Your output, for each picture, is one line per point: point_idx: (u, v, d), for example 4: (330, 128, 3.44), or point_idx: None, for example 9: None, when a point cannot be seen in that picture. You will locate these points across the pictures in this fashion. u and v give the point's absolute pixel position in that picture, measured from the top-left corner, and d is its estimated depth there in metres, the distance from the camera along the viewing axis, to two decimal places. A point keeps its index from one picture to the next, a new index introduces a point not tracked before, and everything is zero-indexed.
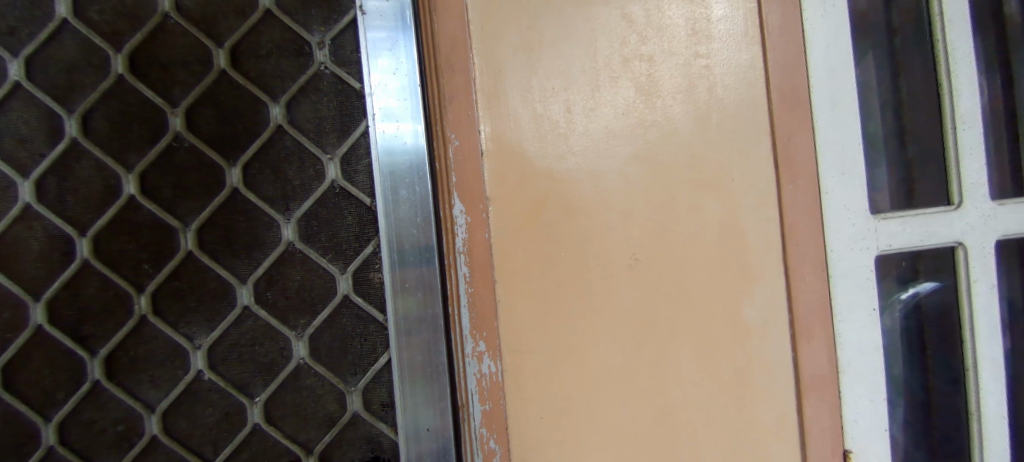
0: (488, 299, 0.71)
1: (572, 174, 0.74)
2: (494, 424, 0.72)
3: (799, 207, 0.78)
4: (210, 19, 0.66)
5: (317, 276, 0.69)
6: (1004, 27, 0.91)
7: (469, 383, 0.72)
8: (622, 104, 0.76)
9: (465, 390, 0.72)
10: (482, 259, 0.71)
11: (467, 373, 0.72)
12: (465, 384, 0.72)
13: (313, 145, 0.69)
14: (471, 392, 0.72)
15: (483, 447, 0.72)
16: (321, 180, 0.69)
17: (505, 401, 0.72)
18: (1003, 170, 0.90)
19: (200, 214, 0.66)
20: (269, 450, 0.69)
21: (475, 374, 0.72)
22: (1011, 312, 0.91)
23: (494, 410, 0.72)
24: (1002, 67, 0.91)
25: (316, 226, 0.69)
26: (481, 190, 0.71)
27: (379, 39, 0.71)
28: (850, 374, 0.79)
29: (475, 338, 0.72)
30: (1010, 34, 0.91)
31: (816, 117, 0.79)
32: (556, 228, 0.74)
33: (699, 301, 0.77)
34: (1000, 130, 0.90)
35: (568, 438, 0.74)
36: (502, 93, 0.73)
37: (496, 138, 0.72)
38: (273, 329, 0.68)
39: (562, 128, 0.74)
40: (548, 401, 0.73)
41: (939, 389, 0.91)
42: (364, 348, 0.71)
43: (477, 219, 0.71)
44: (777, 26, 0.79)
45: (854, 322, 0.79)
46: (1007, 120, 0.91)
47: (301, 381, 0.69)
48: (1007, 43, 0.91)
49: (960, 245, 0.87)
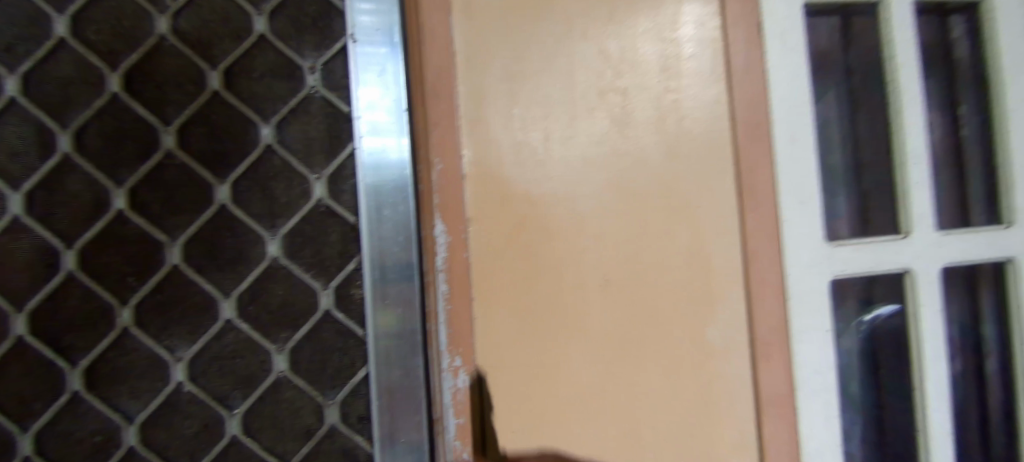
0: (466, 316, 0.75)
1: (550, 199, 0.78)
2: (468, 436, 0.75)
3: (760, 234, 0.83)
4: (206, 41, 0.69)
5: (300, 290, 0.71)
6: (951, 70, 1.00)
7: (444, 397, 0.75)
8: (597, 134, 0.80)
9: (440, 404, 0.74)
10: (461, 278, 0.75)
11: (443, 387, 0.74)
12: (440, 398, 0.74)
13: (302, 165, 0.71)
14: (445, 405, 0.75)
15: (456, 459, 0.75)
16: (308, 198, 0.71)
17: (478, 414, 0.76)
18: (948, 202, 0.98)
19: (187, 229, 0.68)
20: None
21: (450, 388, 0.75)
22: (959, 333, 0.99)
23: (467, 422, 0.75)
24: (947, 108, 1.00)
25: (301, 243, 0.71)
26: (461, 211, 0.75)
27: (369, 64, 0.73)
28: (805, 392, 0.84)
29: (450, 354, 0.75)
30: (956, 76, 1.00)
31: (777, 151, 0.85)
32: (532, 249, 0.77)
33: (666, 321, 0.81)
34: (944, 164, 0.99)
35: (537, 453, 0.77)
36: (484, 120, 0.77)
37: (477, 164, 0.76)
38: (254, 343, 0.70)
39: (540, 155, 0.78)
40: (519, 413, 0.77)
41: (891, 406, 0.96)
42: (343, 362, 0.72)
43: (457, 239, 0.75)
44: (742, 66, 0.85)
45: (810, 342, 0.84)
46: (951, 155, 0.99)
47: (280, 395, 0.70)
48: (952, 86, 1.00)
49: (908, 271, 0.94)
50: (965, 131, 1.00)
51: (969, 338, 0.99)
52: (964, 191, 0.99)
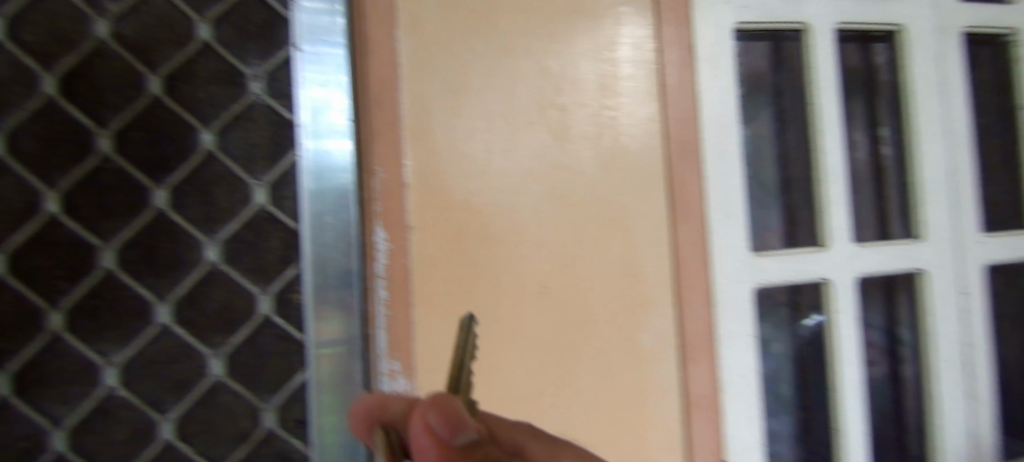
0: (405, 322, 0.77)
1: (490, 208, 0.81)
2: None
3: (689, 245, 0.89)
4: (147, 47, 0.69)
5: (238, 295, 0.72)
6: (871, 93, 1.10)
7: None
8: (537, 147, 0.84)
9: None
10: (401, 283, 0.77)
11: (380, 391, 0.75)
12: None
13: (243, 171, 0.72)
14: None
15: None
16: (248, 204, 0.72)
17: None
18: (867, 217, 1.08)
19: (122, 233, 0.67)
20: None
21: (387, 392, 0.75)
22: (877, 338, 1.09)
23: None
24: (867, 129, 1.10)
25: (241, 249, 0.72)
26: (402, 218, 0.77)
27: (313, 75, 0.75)
28: (730, 392, 0.90)
29: (389, 358, 0.76)
30: (876, 100, 1.10)
31: (706, 167, 0.91)
32: (472, 256, 0.80)
33: (599, 327, 0.85)
34: (864, 181, 1.09)
35: None
36: (428, 131, 0.79)
37: (419, 172, 0.78)
38: (190, 347, 0.70)
39: (482, 165, 0.81)
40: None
41: (814, 406, 1.04)
42: (281, 367, 0.73)
43: (398, 245, 0.77)
44: (675, 86, 0.90)
45: (734, 346, 0.90)
46: (871, 172, 1.09)
47: (216, 399, 0.71)
48: (872, 109, 1.10)
49: (826, 281, 1.01)
50: (885, 150, 1.10)
51: (885, 341, 1.09)
52: (882, 205, 1.09)
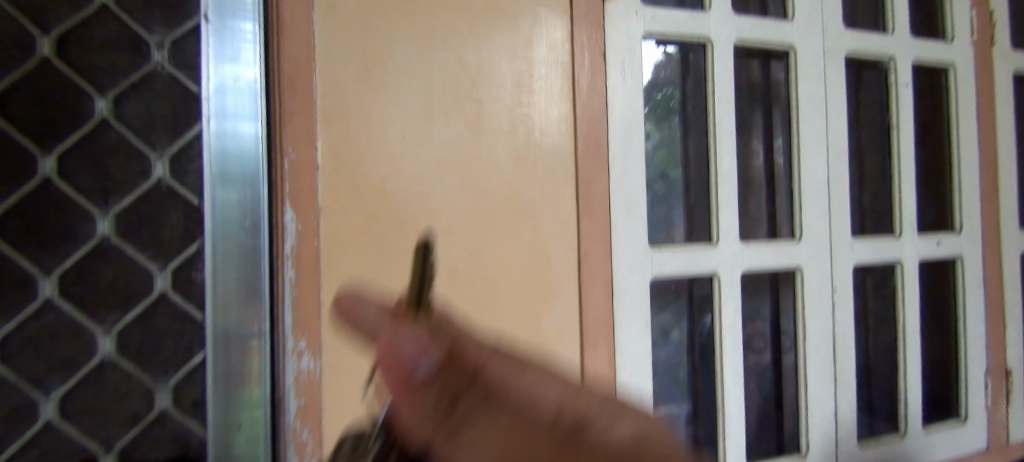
0: (312, 300, 0.80)
1: (402, 194, 0.84)
2: (307, 411, 0.81)
3: (593, 237, 0.94)
4: (37, 5, 0.65)
5: (132, 272, 0.69)
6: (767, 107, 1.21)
7: (283, 373, 0.79)
8: (452, 137, 0.86)
9: (280, 377, 0.79)
10: (306, 263, 0.79)
11: (281, 365, 0.78)
12: (281, 371, 0.79)
13: (142, 142, 0.69)
14: (286, 379, 0.79)
15: (295, 434, 0.82)
16: (146, 177, 0.69)
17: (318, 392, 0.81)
18: (759, 218, 1.18)
19: (4, 201, 0.63)
20: (62, 449, 0.66)
21: (292, 364, 0.80)
22: (762, 328, 1.20)
23: (304, 389, 0.81)
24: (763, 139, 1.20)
25: (137, 223, 0.69)
26: (312, 201, 0.79)
27: (222, 46, 0.72)
28: (625, 375, 0.97)
29: (292, 336, 0.79)
30: (772, 113, 1.21)
31: (612, 165, 0.97)
32: (381, 240, 0.83)
33: (505, 312, 0.89)
34: (759, 186, 1.19)
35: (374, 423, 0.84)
36: (342, 117, 0.81)
37: (330, 157, 0.80)
38: (76, 324, 0.66)
39: (396, 152, 0.83)
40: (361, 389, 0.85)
41: (704, 390, 1.13)
42: (178, 347, 0.71)
43: (304, 227, 0.79)
44: (586, 88, 0.95)
45: (631, 333, 0.97)
46: (765, 179, 1.20)
47: (105, 379, 0.67)
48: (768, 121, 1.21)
49: (715, 275, 1.10)
50: (778, 158, 1.20)
51: (769, 332, 1.21)
52: (773, 207, 1.20)
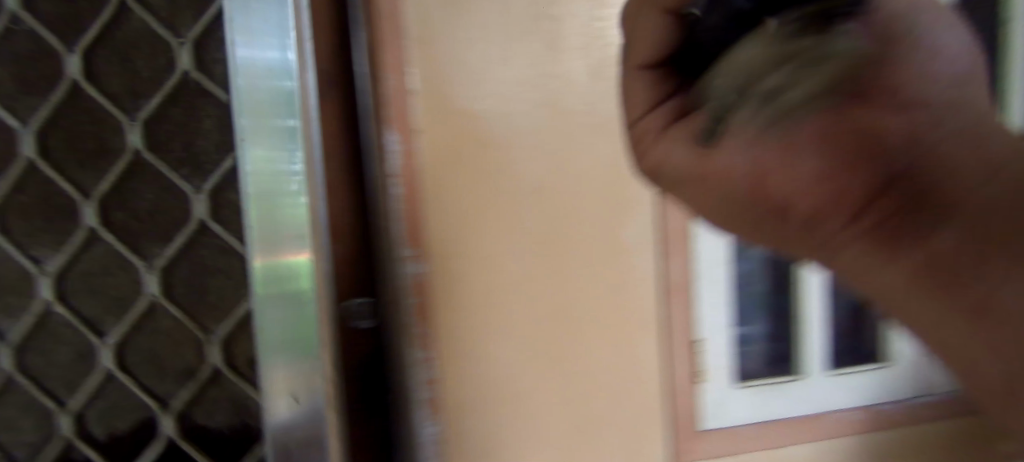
0: (421, 218, 0.62)
1: (517, 86, 0.65)
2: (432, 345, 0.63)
3: None
4: None
5: (169, 192, 0.62)
6: None
7: (396, 308, 0.62)
8: (574, 18, 0.66)
9: (392, 305, 0.62)
10: (411, 181, 0.61)
11: (398, 289, 0.62)
12: (393, 302, 0.62)
13: (166, 31, 0.61)
14: (402, 315, 0.62)
15: (419, 374, 0.63)
16: (173, 70, 0.61)
17: (439, 331, 0.64)
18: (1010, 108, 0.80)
19: (41, 109, 0.60)
20: (124, 398, 0.63)
21: (411, 301, 0.62)
22: None
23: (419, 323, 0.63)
24: None
25: (169, 128, 0.62)
26: (410, 114, 0.61)
27: None
28: None
29: (412, 257, 0.62)
30: None
31: None
32: (493, 143, 0.64)
33: (638, 232, 0.70)
34: None
35: (499, 367, 0.66)
36: (441, 14, 0.62)
37: (429, 56, 0.61)
38: (122, 257, 0.62)
39: (509, 40, 0.64)
40: (475, 335, 0.65)
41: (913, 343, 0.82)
42: (225, 288, 0.63)
43: (406, 140, 0.61)
44: None
45: None
46: None
47: (155, 323, 0.63)
48: None
49: None
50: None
51: None
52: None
